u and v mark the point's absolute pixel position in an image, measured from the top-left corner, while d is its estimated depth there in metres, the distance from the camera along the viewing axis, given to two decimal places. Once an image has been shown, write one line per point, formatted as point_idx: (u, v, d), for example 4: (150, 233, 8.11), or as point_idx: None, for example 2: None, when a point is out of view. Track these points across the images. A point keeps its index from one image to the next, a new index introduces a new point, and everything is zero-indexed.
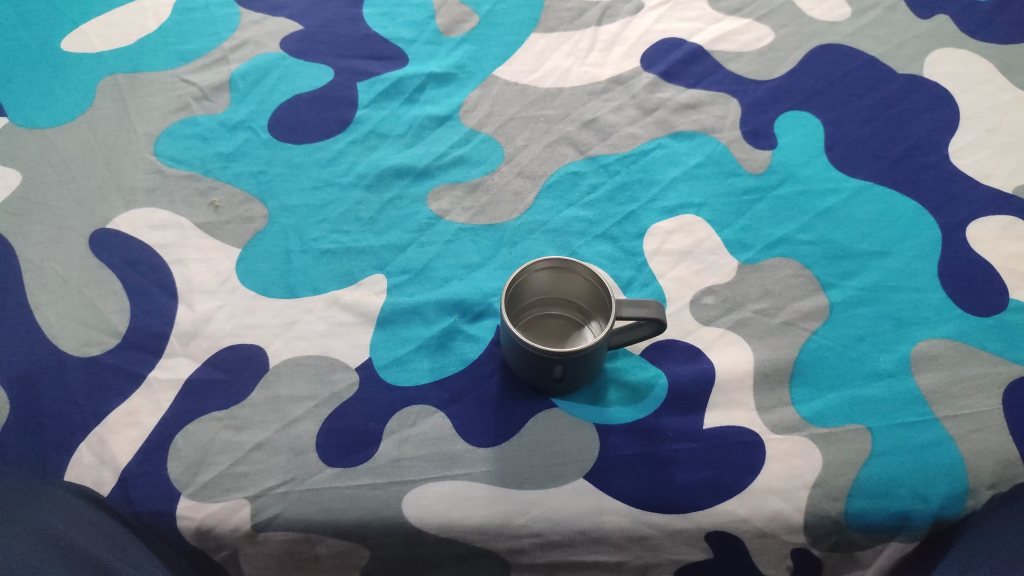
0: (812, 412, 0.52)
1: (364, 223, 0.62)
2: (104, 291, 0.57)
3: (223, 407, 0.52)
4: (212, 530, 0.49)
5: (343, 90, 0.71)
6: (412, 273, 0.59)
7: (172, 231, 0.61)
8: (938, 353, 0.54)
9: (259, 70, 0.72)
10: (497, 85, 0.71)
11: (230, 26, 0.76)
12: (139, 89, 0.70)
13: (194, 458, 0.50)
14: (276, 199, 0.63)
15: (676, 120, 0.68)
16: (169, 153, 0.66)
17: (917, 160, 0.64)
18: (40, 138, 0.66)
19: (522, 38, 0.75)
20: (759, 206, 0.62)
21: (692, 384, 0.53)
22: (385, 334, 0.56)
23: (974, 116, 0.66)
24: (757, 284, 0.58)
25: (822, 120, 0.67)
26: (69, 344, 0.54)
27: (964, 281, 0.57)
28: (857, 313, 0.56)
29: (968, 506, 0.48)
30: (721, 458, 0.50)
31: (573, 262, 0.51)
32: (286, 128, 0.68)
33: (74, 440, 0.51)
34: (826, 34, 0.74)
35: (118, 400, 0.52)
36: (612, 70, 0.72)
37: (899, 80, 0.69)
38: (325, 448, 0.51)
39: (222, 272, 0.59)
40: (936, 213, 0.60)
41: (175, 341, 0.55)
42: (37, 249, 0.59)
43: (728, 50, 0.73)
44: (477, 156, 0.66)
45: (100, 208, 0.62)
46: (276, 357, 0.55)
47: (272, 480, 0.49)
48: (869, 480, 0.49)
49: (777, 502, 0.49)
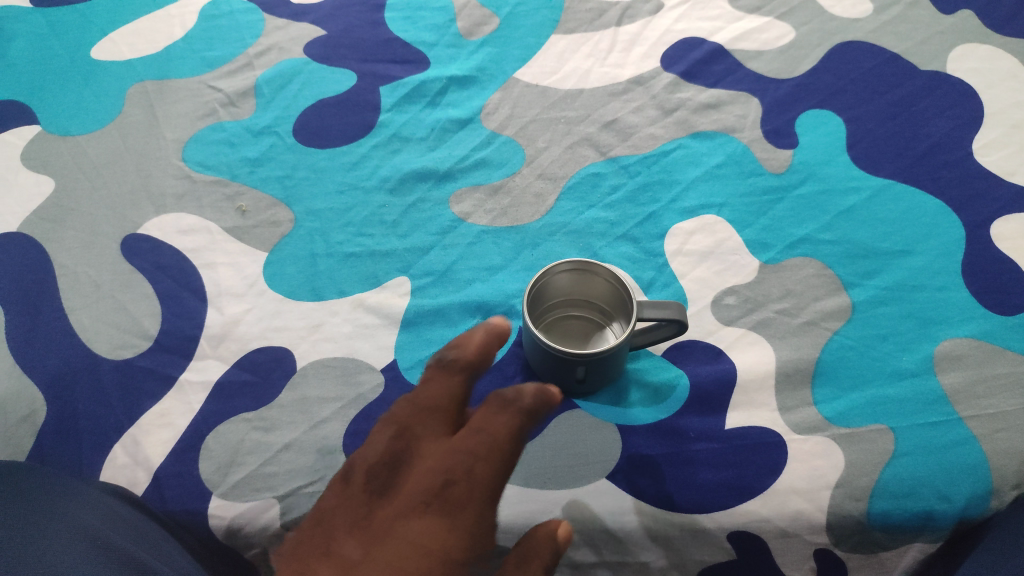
0: (835, 412, 0.52)
1: (388, 226, 0.63)
2: (135, 295, 0.59)
3: (252, 408, 0.54)
4: (243, 529, 0.50)
5: (366, 95, 0.71)
6: (436, 275, 0.60)
7: (200, 236, 0.62)
8: (962, 352, 0.54)
9: (283, 75, 0.73)
10: (518, 87, 0.72)
11: (254, 31, 0.77)
12: (167, 95, 0.71)
13: (225, 458, 0.52)
14: (301, 203, 0.64)
15: (696, 120, 0.68)
16: (197, 158, 0.67)
17: (940, 158, 0.63)
18: (71, 145, 0.67)
19: (542, 39, 0.75)
20: (780, 206, 0.62)
21: (713, 385, 0.54)
22: (410, 335, 0.57)
23: (999, 113, 0.65)
24: (778, 284, 0.58)
25: (844, 118, 0.67)
26: (102, 347, 0.56)
27: (987, 279, 0.57)
28: (880, 313, 0.56)
29: (992, 506, 0.48)
30: (743, 459, 0.51)
31: (588, 261, 0.51)
32: (310, 132, 0.69)
33: (109, 441, 0.52)
34: (847, 31, 0.73)
35: (150, 402, 0.54)
36: (632, 70, 0.73)
37: (921, 77, 0.69)
38: (353, 449, 0.52)
39: (250, 275, 0.60)
40: (960, 211, 0.60)
41: (206, 344, 0.56)
42: (71, 253, 0.61)
43: (749, 48, 0.73)
44: (499, 158, 0.67)
45: (131, 213, 0.63)
46: (303, 359, 0.56)
47: (300, 480, 0.51)
48: (892, 480, 0.49)
49: (799, 502, 0.49)
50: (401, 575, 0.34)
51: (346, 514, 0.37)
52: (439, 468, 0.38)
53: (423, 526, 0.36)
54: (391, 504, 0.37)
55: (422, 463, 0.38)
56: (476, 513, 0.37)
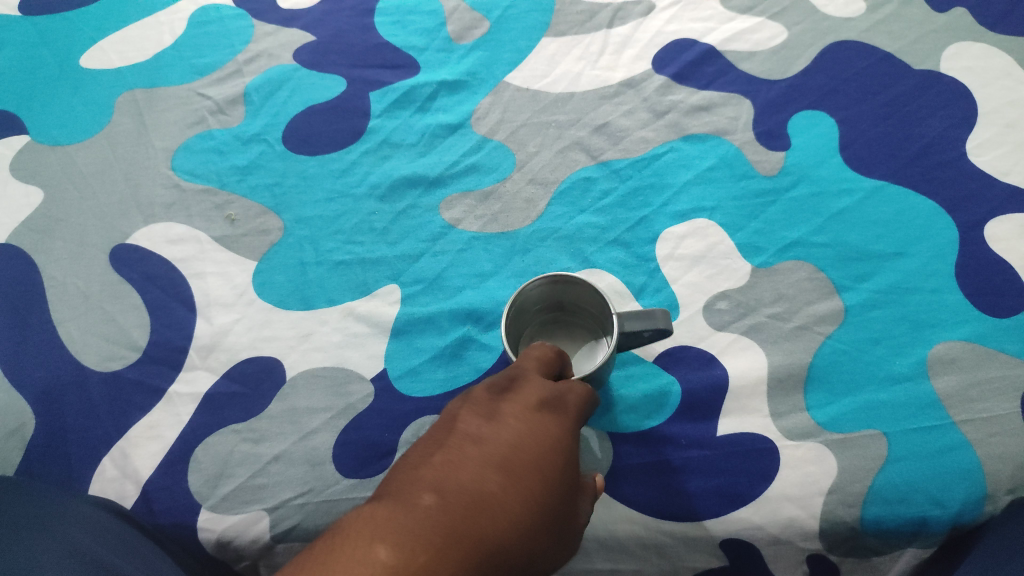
0: (827, 417, 0.52)
1: (378, 233, 0.63)
2: (124, 306, 0.59)
3: (241, 420, 0.53)
4: (232, 542, 0.50)
5: (356, 101, 0.71)
6: (426, 282, 0.60)
7: (189, 246, 0.62)
8: (956, 356, 0.53)
9: (272, 82, 0.72)
10: (509, 91, 0.71)
11: (243, 37, 0.76)
12: (156, 103, 0.71)
13: (214, 470, 0.52)
14: (291, 211, 0.64)
15: (688, 123, 0.68)
16: (186, 166, 0.67)
17: (933, 158, 0.63)
18: (61, 155, 0.67)
19: (532, 43, 0.74)
20: (772, 209, 0.62)
21: (705, 391, 0.54)
22: (400, 344, 0.56)
23: (993, 111, 0.65)
24: (770, 288, 0.58)
25: (836, 119, 0.66)
26: (92, 360, 0.56)
27: (981, 281, 0.56)
28: (872, 316, 0.56)
29: (986, 511, 0.48)
30: (735, 466, 0.51)
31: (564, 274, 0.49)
32: (300, 139, 0.69)
33: (98, 454, 0.53)
34: (840, 31, 0.72)
35: (139, 414, 0.54)
36: (623, 73, 0.72)
37: (914, 76, 0.68)
38: (342, 460, 0.52)
39: (239, 285, 0.60)
40: (954, 212, 0.60)
41: (195, 354, 0.56)
42: (60, 265, 0.61)
43: (741, 49, 0.72)
44: (490, 163, 0.67)
45: (120, 223, 0.63)
46: (292, 369, 0.56)
47: (290, 491, 0.50)
48: (885, 486, 0.49)
49: (792, 509, 0.49)
50: (533, 466, 0.38)
51: (453, 448, 0.39)
52: (529, 405, 0.41)
53: (531, 447, 0.39)
54: (503, 432, 0.39)
55: (516, 402, 0.41)
56: (571, 442, 0.41)
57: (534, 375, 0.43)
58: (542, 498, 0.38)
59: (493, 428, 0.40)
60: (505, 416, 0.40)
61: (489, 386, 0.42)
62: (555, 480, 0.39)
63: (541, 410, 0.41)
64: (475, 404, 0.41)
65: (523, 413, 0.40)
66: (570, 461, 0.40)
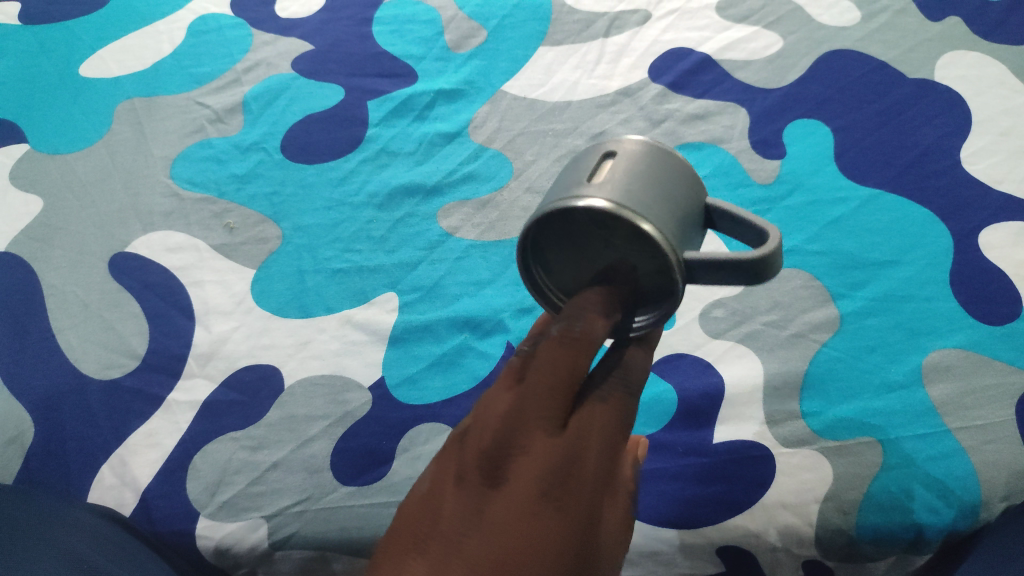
0: (823, 425, 0.52)
1: (375, 242, 0.63)
2: (123, 314, 0.59)
3: (240, 427, 0.54)
4: (231, 549, 0.50)
5: (354, 109, 0.71)
6: (423, 290, 0.60)
7: (188, 254, 0.62)
8: (950, 363, 0.53)
9: (271, 91, 0.73)
10: (506, 99, 0.72)
11: (242, 46, 0.77)
12: (155, 112, 0.71)
13: (212, 477, 0.52)
14: (289, 219, 0.64)
15: (684, 131, 0.68)
16: (185, 175, 0.67)
17: (928, 167, 0.63)
18: (60, 164, 0.68)
19: (530, 51, 0.75)
20: (768, 217, 0.62)
21: (702, 399, 0.54)
22: (398, 352, 0.57)
23: (987, 120, 0.65)
24: (766, 296, 0.58)
25: (831, 128, 0.67)
26: (90, 367, 0.56)
27: (976, 289, 0.57)
28: (867, 324, 0.56)
29: (982, 518, 0.48)
30: (732, 473, 0.51)
31: (561, 204, 0.37)
32: (298, 148, 0.69)
33: (97, 462, 0.53)
34: (835, 40, 0.73)
35: (138, 422, 0.54)
36: (620, 81, 0.72)
37: (909, 84, 0.68)
38: (340, 467, 0.52)
39: (238, 293, 0.60)
40: (948, 220, 0.60)
41: (193, 362, 0.56)
42: (59, 273, 0.61)
43: (736, 58, 0.73)
44: (487, 171, 0.67)
45: (119, 232, 0.64)
46: (290, 377, 0.56)
47: (288, 499, 0.51)
48: (880, 493, 0.49)
49: (788, 516, 0.49)
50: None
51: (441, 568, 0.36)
52: (529, 498, 0.37)
53: (532, 557, 0.36)
54: (496, 538, 0.36)
55: (512, 488, 0.37)
56: (579, 526, 0.37)
57: (535, 442, 0.37)
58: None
59: (486, 531, 0.37)
60: (499, 511, 0.37)
61: (480, 459, 0.38)
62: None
63: (541, 501, 0.37)
64: (467, 489, 0.38)
65: (518, 510, 0.37)
66: (581, 547, 0.37)
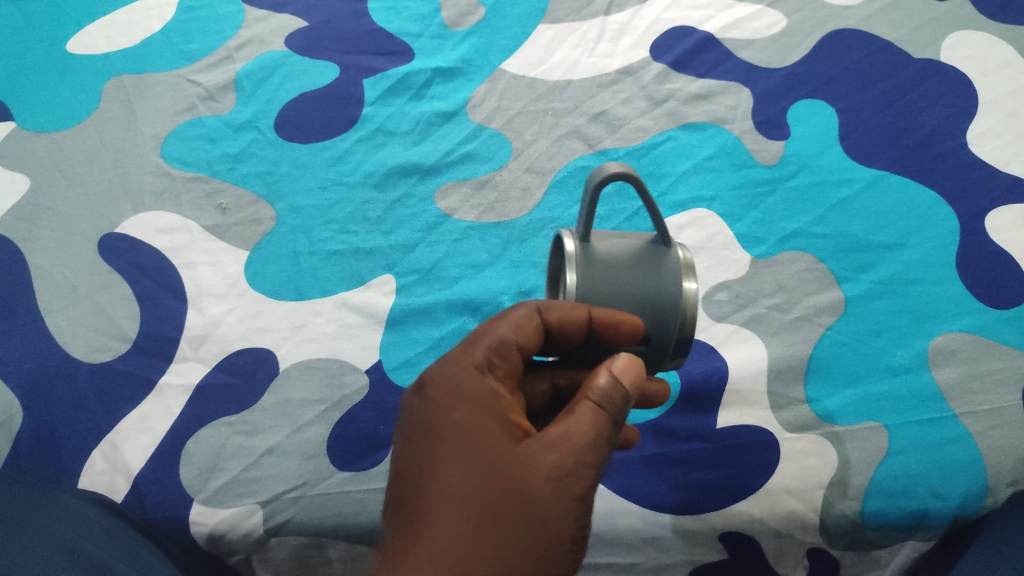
0: (828, 410, 0.51)
1: (372, 223, 0.62)
2: (113, 296, 0.58)
3: (234, 411, 0.53)
4: (225, 536, 0.49)
5: (349, 88, 0.70)
6: (421, 273, 0.59)
7: (180, 235, 0.61)
8: (956, 347, 0.53)
9: (264, 69, 0.71)
10: (505, 78, 0.70)
11: (234, 23, 0.75)
12: (145, 90, 0.70)
13: (206, 463, 0.51)
14: (283, 199, 0.63)
15: (686, 111, 0.67)
16: (176, 154, 0.66)
17: (933, 148, 0.62)
18: (47, 142, 0.66)
19: (529, 29, 0.73)
20: (772, 199, 0.61)
21: (705, 384, 0.53)
22: (395, 335, 0.56)
23: (993, 101, 0.64)
24: (770, 279, 0.57)
25: (836, 108, 0.66)
26: (80, 351, 0.55)
27: (981, 272, 0.56)
28: (872, 308, 0.55)
29: (987, 504, 0.47)
30: (736, 459, 0.50)
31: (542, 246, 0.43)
32: (293, 127, 0.67)
33: (87, 447, 0.51)
34: (839, 19, 0.71)
35: (129, 406, 0.53)
36: (621, 60, 0.71)
37: (914, 65, 0.67)
38: (336, 452, 0.51)
39: (231, 275, 0.59)
40: (954, 203, 0.59)
41: (186, 345, 0.55)
42: (47, 254, 0.60)
43: (740, 37, 0.72)
44: (486, 151, 0.66)
45: (109, 212, 0.62)
46: (286, 361, 0.55)
47: (284, 484, 0.50)
48: (885, 479, 0.48)
49: (792, 502, 0.49)
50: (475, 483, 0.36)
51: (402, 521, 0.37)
52: (453, 420, 0.38)
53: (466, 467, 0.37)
54: (449, 489, 0.36)
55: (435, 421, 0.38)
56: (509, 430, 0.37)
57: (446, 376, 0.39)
58: (539, 534, 0.36)
59: (437, 486, 0.37)
60: (439, 464, 0.37)
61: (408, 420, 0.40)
62: (536, 507, 0.36)
63: (461, 422, 0.38)
64: (401, 451, 0.39)
65: (455, 453, 0.37)
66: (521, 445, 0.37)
